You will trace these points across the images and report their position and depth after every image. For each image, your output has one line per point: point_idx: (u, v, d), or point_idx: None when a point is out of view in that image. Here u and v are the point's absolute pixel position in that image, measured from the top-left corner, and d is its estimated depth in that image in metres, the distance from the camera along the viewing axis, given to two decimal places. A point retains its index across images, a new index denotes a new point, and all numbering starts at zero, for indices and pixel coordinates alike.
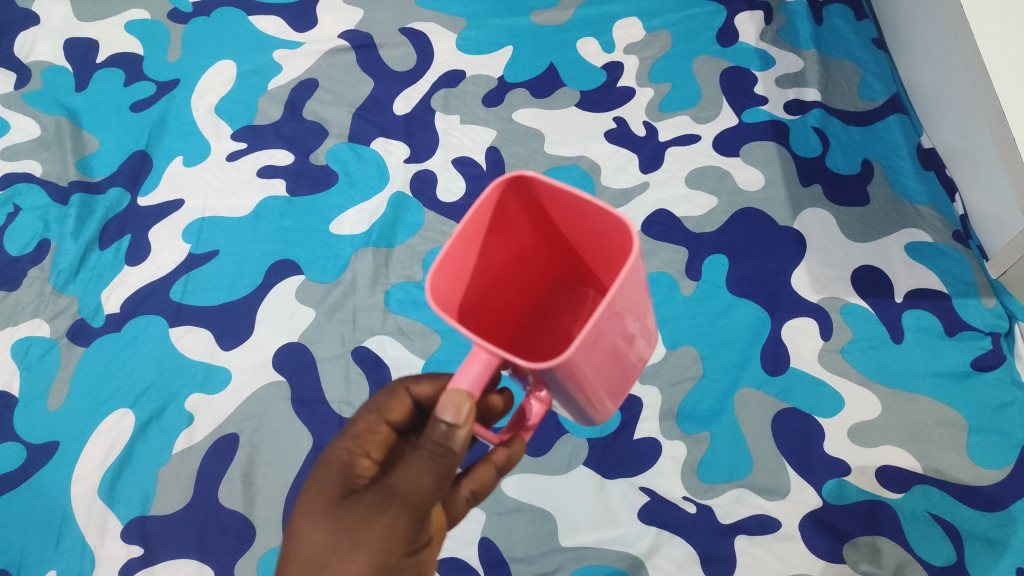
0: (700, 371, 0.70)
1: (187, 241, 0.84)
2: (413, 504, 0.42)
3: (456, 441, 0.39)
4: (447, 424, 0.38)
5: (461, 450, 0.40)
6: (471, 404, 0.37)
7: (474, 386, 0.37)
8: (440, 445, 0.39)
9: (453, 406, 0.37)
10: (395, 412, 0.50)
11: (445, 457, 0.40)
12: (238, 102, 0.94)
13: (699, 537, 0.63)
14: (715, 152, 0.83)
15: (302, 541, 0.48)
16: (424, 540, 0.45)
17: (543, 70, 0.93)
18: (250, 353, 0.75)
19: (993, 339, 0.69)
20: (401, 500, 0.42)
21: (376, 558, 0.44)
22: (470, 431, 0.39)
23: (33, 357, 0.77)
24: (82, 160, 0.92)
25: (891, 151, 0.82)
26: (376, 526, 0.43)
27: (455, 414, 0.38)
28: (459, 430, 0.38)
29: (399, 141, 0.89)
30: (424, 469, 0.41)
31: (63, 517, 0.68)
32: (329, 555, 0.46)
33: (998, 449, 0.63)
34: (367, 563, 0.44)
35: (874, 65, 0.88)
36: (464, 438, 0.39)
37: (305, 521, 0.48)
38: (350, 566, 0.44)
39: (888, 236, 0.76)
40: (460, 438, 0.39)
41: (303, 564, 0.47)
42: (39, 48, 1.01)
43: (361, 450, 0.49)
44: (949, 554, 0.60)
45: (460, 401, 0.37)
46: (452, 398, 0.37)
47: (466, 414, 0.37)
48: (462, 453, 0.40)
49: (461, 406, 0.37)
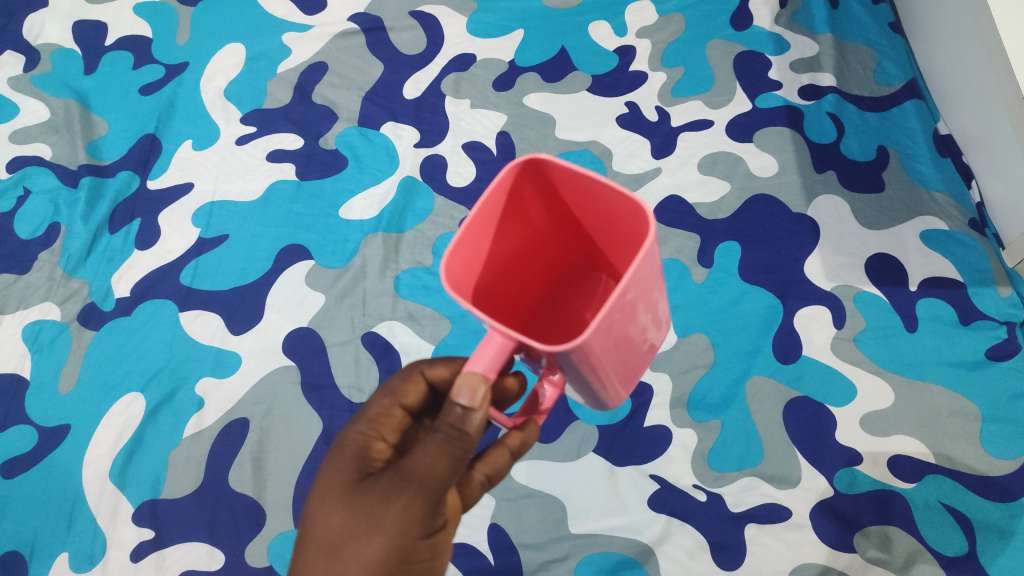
0: (712, 359, 0.70)
1: (197, 225, 0.84)
2: (429, 487, 0.42)
3: (471, 424, 0.39)
4: (463, 407, 0.38)
5: (477, 433, 0.39)
6: (487, 388, 0.37)
7: (489, 369, 0.37)
8: (456, 428, 0.39)
9: (468, 389, 0.37)
10: (410, 395, 0.50)
11: (460, 440, 0.40)
12: (247, 85, 0.94)
13: (709, 525, 0.63)
14: (728, 137, 0.82)
15: (317, 524, 0.47)
16: (440, 522, 0.44)
17: (554, 53, 0.92)
18: (260, 337, 0.75)
19: (1008, 328, 0.68)
20: (417, 482, 0.42)
21: (393, 541, 0.43)
22: (485, 414, 0.39)
23: (44, 341, 0.78)
24: (91, 143, 0.91)
25: (907, 137, 0.81)
26: (392, 508, 0.43)
27: (471, 398, 0.37)
28: (475, 413, 0.38)
29: (408, 126, 0.88)
30: (440, 451, 0.40)
31: (75, 500, 0.69)
32: (345, 538, 0.45)
33: (1011, 439, 0.62)
34: (384, 545, 0.44)
35: (891, 50, 0.87)
36: (480, 421, 0.39)
37: (321, 504, 0.48)
38: (365, 549, 0.44)
39: (904, 223, 0.75)
40: (476, 421, 0.39)
41: (318, 546, 0.47)
42: (48, 31, 1.01)
43: (377, 433, 0.49)
44: (961, 544, 0.60)
45: (475, 384, 0.37)
46: (467, 381, 0.37)
47: (481, 398, 0.37)
48: (477, 437, 0.40)
49: (476, 390, 0.37)
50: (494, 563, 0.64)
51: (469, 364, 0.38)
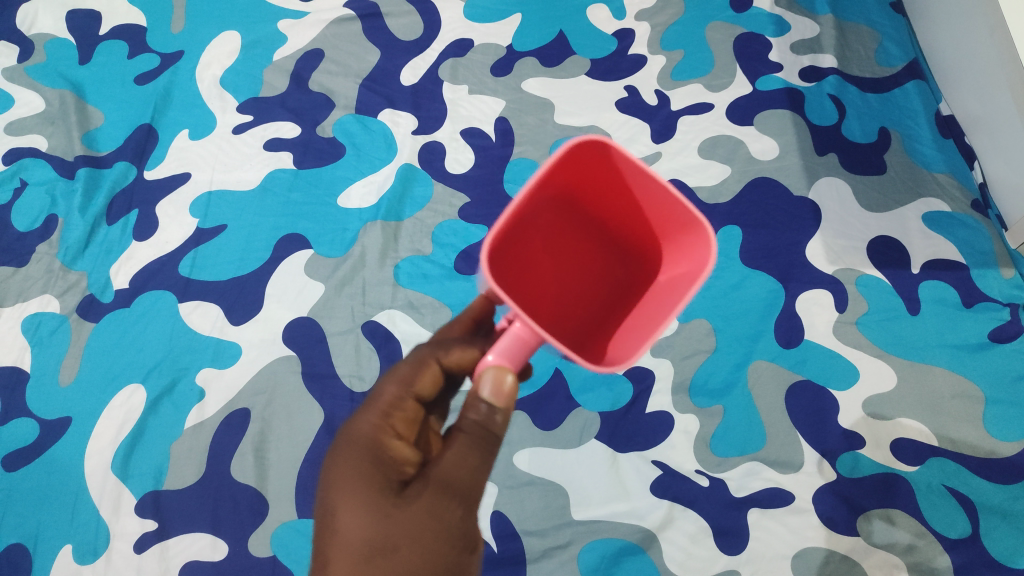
0: (713, 345, 0.70)
1: (194, 215, 0.83)
2: (467, 495, 0.43)
3: (496, 422, 0.43)
4: (487, 402, 0.42)
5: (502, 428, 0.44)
6: (511, 378, 0.42)
7: (512, 361, 0.42)
8: (482, 427, 0.43)
9: (492, 381, 0.42)
10: (424, 385, 0.47)
11: (489, 439, 0.44)
12: (242, 73, 0.93)
13: (711, 510, 0.63)
14: (727, 121, 0.82)
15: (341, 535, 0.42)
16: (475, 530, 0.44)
17: (553, 37, 0.91)
18: (260, 327, 0.75)
19: (1011, 310, 0.67)
20: (460, 492, 0.43)
21: (441, 556, 0.42)
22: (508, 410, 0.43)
23: (44, 333, 0.78)
24: (87, 134, 0.91)
25: (909, 118, 0.80)
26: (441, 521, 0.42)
27: (496, 390, 0.42)
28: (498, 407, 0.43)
29: (406, 113, 0.88)
30: (471, 457, 0.43)
31: (78, 492, 0.69)
32: (383, 551, 0.41)
33: (1014, 421, 0.62)
34: (431, 560, 0.41)
35: (892, 30, 0.86)
36: (504, 417, 0.43)
37: (344, 513, 0.43)
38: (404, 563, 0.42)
39: (906, 206, 0.74)
40: (500, 416, 0.43)
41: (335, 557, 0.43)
42: (42, 20, 1.01)
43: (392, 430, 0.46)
44: (964, 526, 0.59)
45: (501, 376, 0.41)
46: (490, 376, 0.41)
47: (505, 389, 0.42)
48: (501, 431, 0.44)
49: (501, 381, 0.42)
50: (497, 551, 0.64)
51: (490, 361, 0.42)
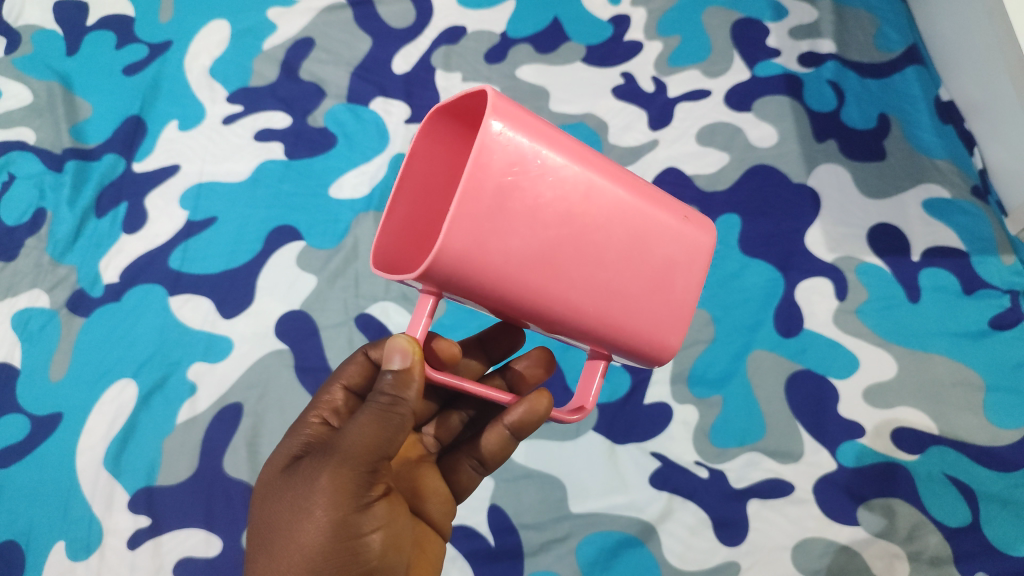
0: (712, 335, 0.69)
1: (185, 207, 0.82)
2: (358, 460, 0.40)
3: (405, 390, 0.40)
4: (394, 372, 0.39)
5: (412, 398, 0.40)
6: (416, 350, 0.39)
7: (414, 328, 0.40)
8: (389, 395, 0.40)
9: (399, 351, 0.39)
10: (352, 375, 0.52)
11: (394, 407, 0.40)
12: (232, 62, 0.91)
13: (711, 502, 0.62)
14: (725, 107, 0.80)
15: (265, 511, 0.45)
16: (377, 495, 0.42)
17: (547, 24, 0.90)
18: (251, 321, 0.74)
19: (1012, 297, 0.67)
20: (342, 454, 0.41)
21: (326, 520, 0.40)
22: (421, 380, 0.40)
23: (33, 329, 0.76)
24: (75, 127, 0.89)
25: (907, 104, 0.79)
26: (318, 485, 0.41)
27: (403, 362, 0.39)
28: (410, 377, 0.40)
29: (399, 101, 0.86)
30: (370, 421, 0.40)
31: (70, 489, 0.68)
32: (287, 522, 0.42)
33: (1014, 408, 0.62)
34: (318, 529, 0.40)
35: (891, 15, 0.85)
36: (415, 387, 0.40)
37: (269, 494, 0.45)
38: (298, 537, 0.41)
39: (905, 192, 0.73)
40: (411, 386, 0.40)
41: (261, 542, 0.44)
42: (28, 12, 0.99)
43: (319, 416, 0.50)
44: (964, 516, 0.59)
45: (405, 346, 0.39)
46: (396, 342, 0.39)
47: (411, 357, 0.39)
48: (413, 405, 0.40)
49: (406, 352, 0.39)
50: (494, 544, 0.62)
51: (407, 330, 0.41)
